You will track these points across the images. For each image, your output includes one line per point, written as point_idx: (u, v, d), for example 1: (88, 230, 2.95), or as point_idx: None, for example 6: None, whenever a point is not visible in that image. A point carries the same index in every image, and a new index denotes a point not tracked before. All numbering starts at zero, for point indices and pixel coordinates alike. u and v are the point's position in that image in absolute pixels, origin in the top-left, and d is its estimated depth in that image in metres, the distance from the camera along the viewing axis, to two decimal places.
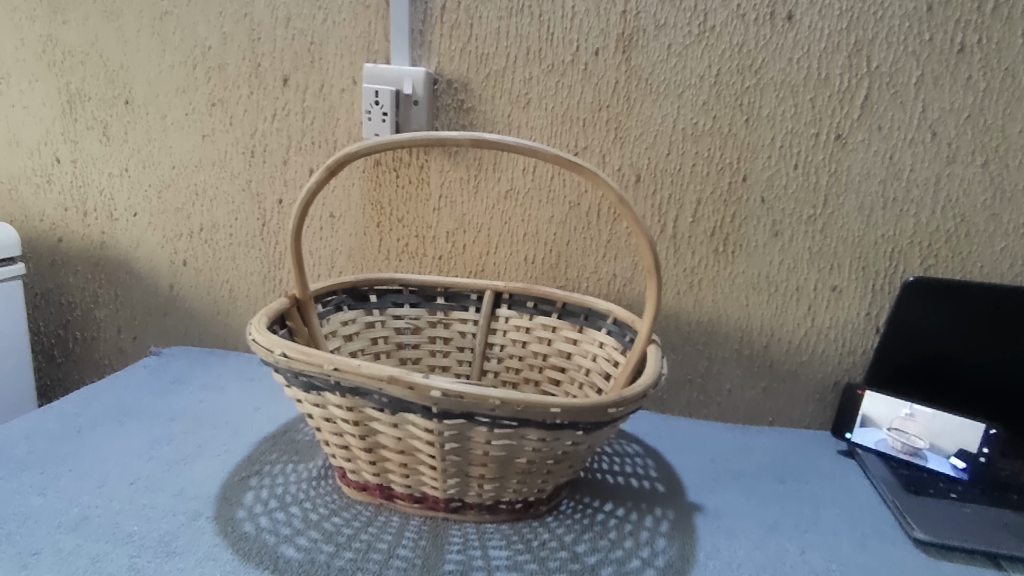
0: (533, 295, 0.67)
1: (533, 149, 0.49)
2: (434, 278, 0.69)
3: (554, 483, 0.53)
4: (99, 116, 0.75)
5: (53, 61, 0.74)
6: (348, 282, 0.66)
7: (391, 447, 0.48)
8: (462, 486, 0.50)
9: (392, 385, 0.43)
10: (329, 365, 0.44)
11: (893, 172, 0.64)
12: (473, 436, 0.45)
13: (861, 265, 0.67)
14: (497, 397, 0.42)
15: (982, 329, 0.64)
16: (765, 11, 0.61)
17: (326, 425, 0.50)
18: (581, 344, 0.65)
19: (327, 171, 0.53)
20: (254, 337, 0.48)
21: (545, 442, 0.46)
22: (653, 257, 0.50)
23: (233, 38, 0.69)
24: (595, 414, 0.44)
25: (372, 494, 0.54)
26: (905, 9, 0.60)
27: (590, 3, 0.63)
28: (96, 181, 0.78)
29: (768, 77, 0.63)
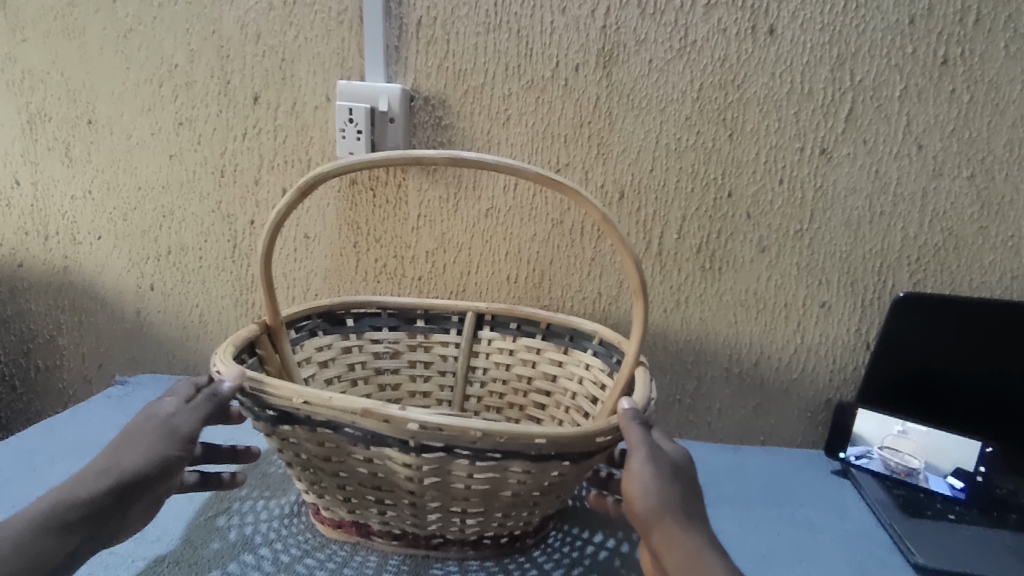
0: (516, 316, 0.64)
1: (512, 167, 0.47)
2: (413, 300, 0.66)
3: (541, 515, 0.50)
4: (61, 135, 0.71)
5: (10, 79, 0.70)
6: (324, 306, 0.62)
7: (367, 482, 0.45)
8: (443, 522, 0.47)
9: (367, 418, 0.40)
10: (299, 399, 0.41)
11: (879, 186, 0.63)
12: (453, 470, 0.42)
13: (850, 280, 0.66)
14: (478, 429, 0.39)
15: (976, 343, 0.63)
16: (747, 24, 0.60)
17: (297, 460, 0.46)
18: (566, 366, 0.63)
19: (299, 192, 0.51)
20: (218, 369, 0.45)
21: (531, 474, 0.43)
22: (639, 277, 0.48)
23: (201, 56, 0.66)
24: (583, 444, 0.41)
25: (348, 532, 0.51)
26: (888, 22, 0.59)
27: (569, 17, 0.62)
28: (58, 205, 0.74)
29: (752, 91, 0.62)
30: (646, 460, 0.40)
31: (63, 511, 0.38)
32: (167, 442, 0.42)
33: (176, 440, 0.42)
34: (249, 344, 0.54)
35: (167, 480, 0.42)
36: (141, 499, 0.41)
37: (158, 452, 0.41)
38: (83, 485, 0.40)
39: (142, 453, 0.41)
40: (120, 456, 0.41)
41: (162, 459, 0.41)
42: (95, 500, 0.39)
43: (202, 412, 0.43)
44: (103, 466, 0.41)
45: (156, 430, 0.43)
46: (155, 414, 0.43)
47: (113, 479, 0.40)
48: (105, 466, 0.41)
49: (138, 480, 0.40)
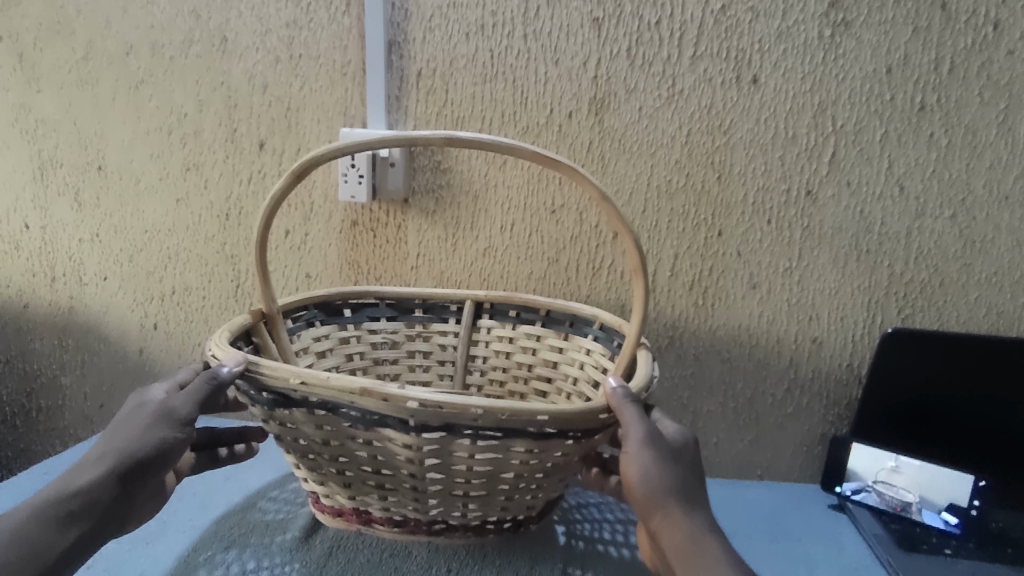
0: (515, 303, 0.65)
1: (509, 146, 0.48)
2: (411, 290, 0.66)
3: (544, 498, 0.51)
4: (71, 182, 0.73)
5: (24, 128, 0.72)
6: (320, 296, 0.63)
7: (368, 466, 0.46)
8: (445, 505, 0.48)
9: (365, 398, 0.41)
10: (297, 379, 0.42)
11: (864, 226, 0.65)
12: (455, 450, 0.43)
13: (840, 316, 0.67)
14: (478, 407, 0.40)
15: (966, 371, 0.64)
16: (731, 74, 0.62)
17: (296, 444, 0.47)
18: (567, 353, 0.63)
19: (292, 177, 0.52)
20: (213, 353, 0.47)
21: (532, 454, 0.44)
22: (638, 255, 0.49)
23: (209, 105, 0.68)
24: (585, 421, 0.42)
25: (349, 520, 0.53)
26: (865, 72, 0.61)
27: (562, 68, 0.64)
28: (66, 247, 0.76)
29: (738, 136, 0.63)
30: (643, 446, 0.42)
31: (65, 501, 0.41)
32: (161, 426, 0.44)
33: (173, 422, 0.44)
34: (244, 332, 0.56)
35: (169, 462, 0.44)
36: (143, 482, 0.43)
37: (155, 435, 0.43)
38: (83, 473, 0.42)
39: (139, 438, 0.43)
40: (116, 442, 0.43)
41: (160, 442, 0.43)
42: (96, 487, 0.42)
43: (198, 393, 0.44)
44: (100, 455, 0.43)
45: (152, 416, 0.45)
46: (149, 402, 0.46)
47: (109, 466, 0.42)
48: (103, 455, 0.43)
49: (137, 462, 0.43)
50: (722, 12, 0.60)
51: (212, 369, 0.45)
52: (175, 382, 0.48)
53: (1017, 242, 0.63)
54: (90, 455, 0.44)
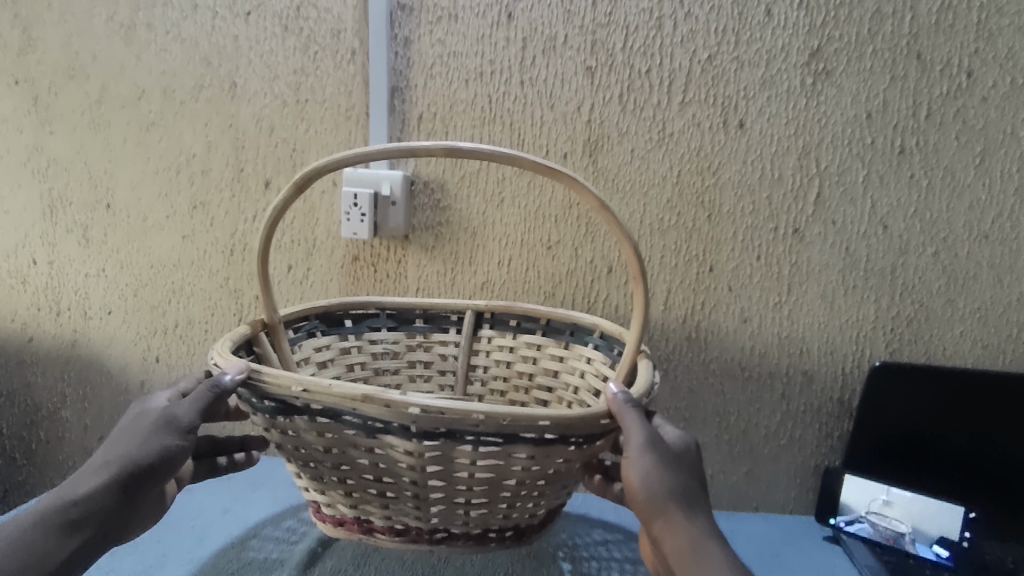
0: (516, 313, 0.66)
1: (509, 157, 0.49)
2: (412, 300, 0.67)
3: (547, 507, 0.50)
4: (79, 219, 0.75)
5: (36, 168, 0.74)
6: (321, 307, 0.64)
7: (369, 474, 0.46)
8: (446, 514, 0.47)
9: (366, 404, 0.41)
10: (298, 387, 0.42)
11: (850, 262, 0.66)
12: (456, 457, 0.43)
13: (830, 350, 0.69)
14: (480, 412, 0.40)
15: (960, 410, 0.65)
16: (718, 119, 0.64)
17: (297, 454, 0.47)
18: (568, 361, 0.64)
19: (294, 187, 0.52)
20: (215, 362, 0.48)
21: (535, 461, 0.44)
22: (638, 262, 0.50)
23: (217, 147, 0.70)
24: (586, 426, 0.43)
25: (349, 531, 0.50)
26: (846, 117, 0.63)
27: (557, 112, 0.66)
28: (72, 282, 0.77)
29: (726, 176, 0.66)
30: (644, 451, 0.43)
31: (65, 510, 0.41)
32: (164, 434, 0.44)
33: (176, 429, 0.44)
34: (245, 342, 0.56)
35: (171, 470, 0.44)
36: (145, 490, 0.43)
37: (157, 442, 0.44)
38: (85, 480, 0.42)
39: (141, 444, 0.43)
40: (119, 448, 0.43)
41: (162, 449, 0.44)
42: (96, 496, 0.42)
43: (201, 400, 0.45)
44: (102, 461, 0.43)
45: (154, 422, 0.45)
46: (151, 409, 0.46)
47: (110, 474, 0.42)
48: (104, 461, 0.43)
49: (138, 470, 0.43)
50: (708, 62, 0.63)
51: (214, 376, 0.46)
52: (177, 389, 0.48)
53: (998, 278, 0.65)
54: (91, 462, 0.44)
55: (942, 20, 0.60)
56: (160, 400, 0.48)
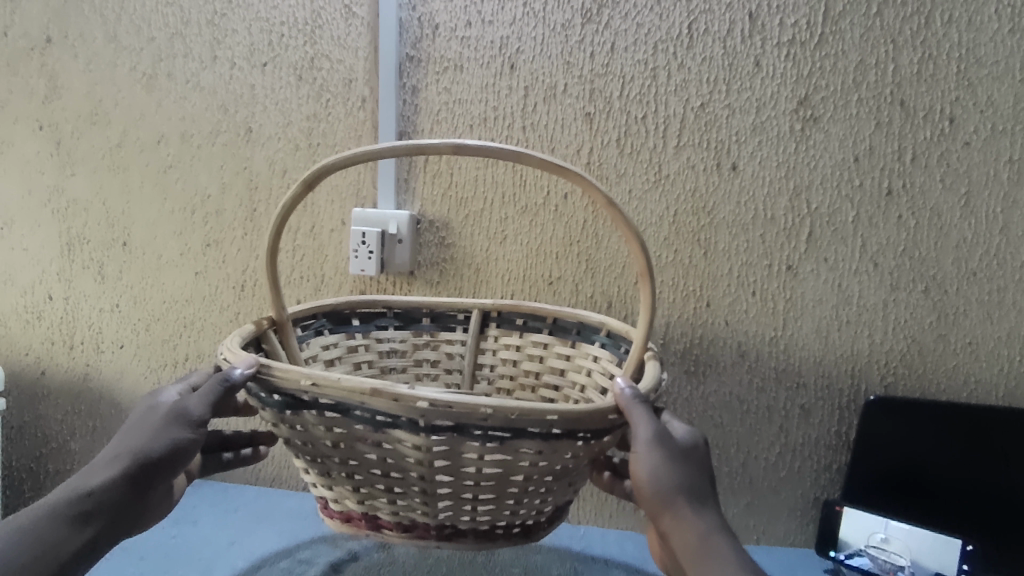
0: (522, 312, 0.66)
1: (516, 155, 0.49)
2: (418, 299, 0.67)
3: (555, 504, 0.50)
4: (96, 256, 0.77)
5: (56, 208, 0.77)
6: (329, 306, 0.64)
7: (376, 470, 0.45)
8: (454, 510, 0.47)
9: (375, 398, 0.41)
10: (307, 380, 0.43)
11: (843, 298, 0.68)
12: (464, 452, 0.43)
13: (826, 384, 0.70)
14: (488, 406, 0.40)
15: (971, 461, 0.66)
16: (712, 161, 0.67)
17: (305, 449, 0.47)
18: (574, 359, 0.64)
19: (303, 185, 0.53)
20: (223, 356, 0.48)
21: (542, 456, 0.44)
22: (645, 259, 0.51)
23: (231, 188, 0.73)
24: (595, 420, 0.43)
25: (357, 527, 0.49)
26: (835, 160, 0.65)
27: (557, 155, 0.69)
28: (86, 317, 0.79)
29: (721, 216, 0.68)
30: (652, 448, 0.44)
31: (79, 501, 0.43)
32: (174, 428, 0.45)
33: (186, 423, 0.46)
34: (253, 339, 0.57)
35: (181, 462, 0.46)
36: (156, 481, 0.45)
37: (168, 436, 0.45)
38: (97, 473, 0.44)
39: (153, 437, 0.45)
40: (129, 442, 0.45)
41: (173, 442, 0.45)
42: (109, 487, 0.43)
43: (210, 394, 0.46)
44: (114, 454, 0.45)
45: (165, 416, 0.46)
46: (162, 403, 0.47)
47: (121, 467, 0.44)
48: (117, 453, 0.45)
49: (149, 463, 0.44)
50: (701, 109, 0.66)
51: (223, 371, 0.47)
52: (188, 383, 0.50)
53: (988, 314, 0.66)
54: (104, 453, 0.46)
55: (923, 70, 0.62)
56: (170, 392, 0.49)
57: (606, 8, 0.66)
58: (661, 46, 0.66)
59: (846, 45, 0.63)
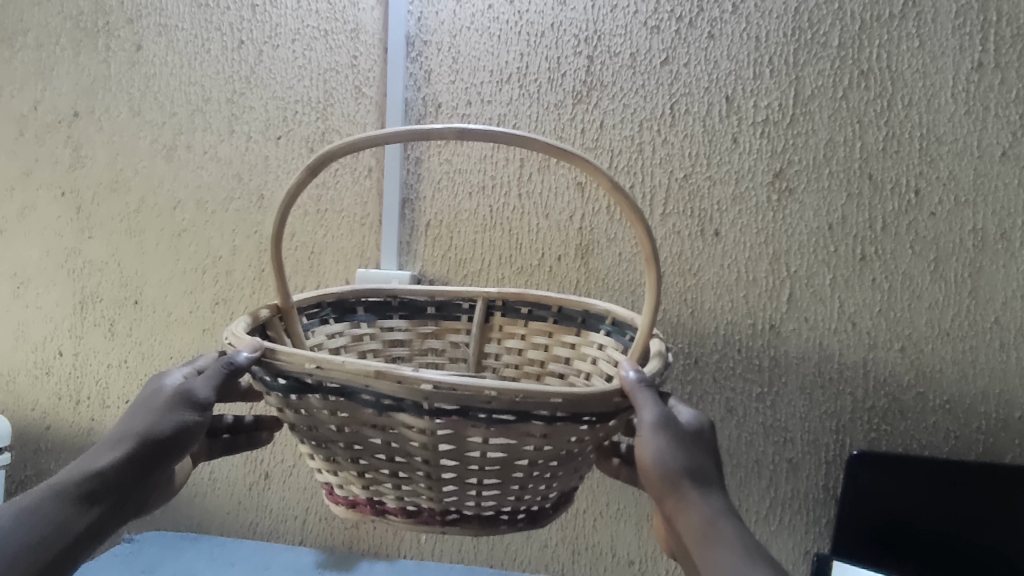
0: (527, 301, 0.66)
1: (522, 139, 0.48)
2: (423, 288, 0.67)
3: (560, 489, 0.50)
4: (107, 314, 0.80)
5: (72, 268, 0.81)
6: (334, 294, 0.63)
7: (381, 454, 0.46)
8: (459, 495, 0.47)
9: (380, 380, 0.41)
10: (311, 364, 0.43)
11: (825, 355, 0.71)
12: (469, 436, 0.43)
13: (811, 439, 0.73)
14: (492, 389, 0.40)
15: (949, 504, 0.66)
16: (696, 228, 0.72)
17: (311, 436, 0.47)
18: (579, 348, 0.63)
19: (306, 171, 0.51)
20: (230, 340, 0.48)
21: (547, 440, 0.44)
22: (651, 245, 0.49)
23: (242, 250, 0.77)
24: (600, 404, 0.43)
25: (362, 512, 0.50)
26: (810, 227, 0.70)
27: (551, 220, 0.73)
28: (94, 372, 0.82)
29: (706, 277, 0.72)
30: (656, 431, 0.44)
31: (84, 482, 0.42)
32: (180, 410, 0.46)
33: (193, 405, 0.46)
34: (260, 326, 0.57)
35: (187, 443, 0.46)
36: (162, 463, 0.45)
37: (175, 417, 0.45)
38: (102, 455, 0.44)
39: (159, 419, 0.45)
40: (135, 424, 0.45)
41: (180, 423, 0.45)
42: (115, 468, 0.43)
43: (217, 376, 0.46)
44: (120, 436, 0.45)
45: (170, 400, 0.46)
46: (167, 387, 0.47)
47: (127, 448, 0.44)
48: (123, 435, 0.45)
49: (154, 444, 0.44)
50: (685, 180, 0.71)
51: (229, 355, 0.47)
52: (193, 366, 0.50)
53: (962, 372, 0.68)
54: (110, 434, 0.45)
55: (888, 147, 0.68)
56: (175, 375, 0.49)
57: (595, 90, 0.72)
58: (646, 124, 0.71)
59: (816, 125, 0.69)
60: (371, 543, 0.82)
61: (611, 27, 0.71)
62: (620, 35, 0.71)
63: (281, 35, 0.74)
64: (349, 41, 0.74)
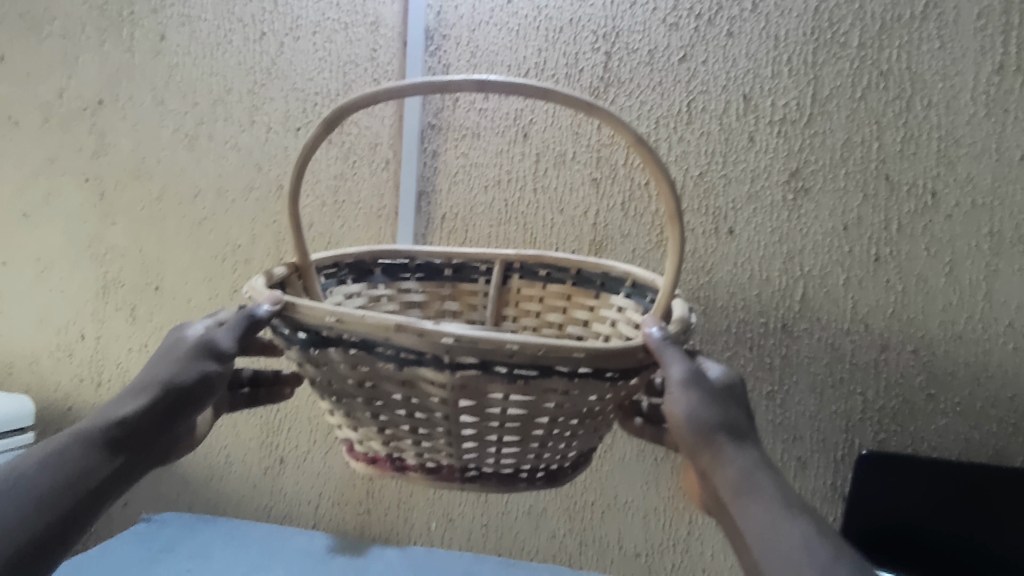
0: (545, 263, 0.66)
1: (544, 91, 0.46)
2: (439, 249, 0.67)
3: (578, 448, 0.50)
4: (128, 299, 0.82)
5: (96, 253, 0.82)
6: (352, 255, 0.64)
7: (401, 410, 0.46)
8: (479, 452, 0.47)
9: (400, 333, 0.41)
10: (331, 317, 0.43)
11: (836, 355, 0.71)
12: (490, 392, 0.43)
13: (820, 437, 0.73)
14: (514, 343, 0.40)
15: (961, 513, 0.66)
16: (710, 226, 0.72)
17: (330, 392, 0.48)
18: (599, 310, 0.64)
19: (322, 127, 0.49)
20: (249, 293, 0.49)
21: (568, 397, 0.44)
22: (674, 202, 0.49)
23: (261, 239, 0.78)
24: (621, 362, 0.43)
25: (381, 468, 0.51)
26: (825, 228, 0.70)
27: (566, 216, 0.74)
28: (115, 355, 0.84)
29: (719, 275, 0.73)
30: (685, 386, 0.43)
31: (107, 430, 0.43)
32: (202, 362, 0.46)
33: (215, 356, 0.46)
34: (279, 284, 0.55)
35: (210, 394, 0.46)
36: (185, 413, 0.45)
37: (197, 368, 0.46)
38: (125, 403, 0.44)
39: (181, 369, 0.45)
40: (158, 373, 0.45)
41: (202, 373, 0.46)
42: (137, 417, 0.44)
43: (239, 328, 0.46)
44: (142, 385, 0.45)
45: (192, 350, 0.46)
46: (188, 336, 0.47)
47: (149, 398, 0.44)
48: (145, 384, 0.45)
49: (176, 394, 0.45)
50: (700, 177, 0.72)
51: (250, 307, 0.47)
52: (214, 318, 0.49)
53: (974, 375, 0.68)
54: (133, 383, 0.46)
55: (905, 148, 0.67)
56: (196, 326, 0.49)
57: (612, 87, 0.72)
58: (663, 121, 0.71)
59: (833, 125, 0.68)
60: (382, 528, 0.84)
61: (630, 24, 0.71)
62: (639, 31, 0.71)
63: (302, 28, 0.75)
64: (369, 33, 0.74)
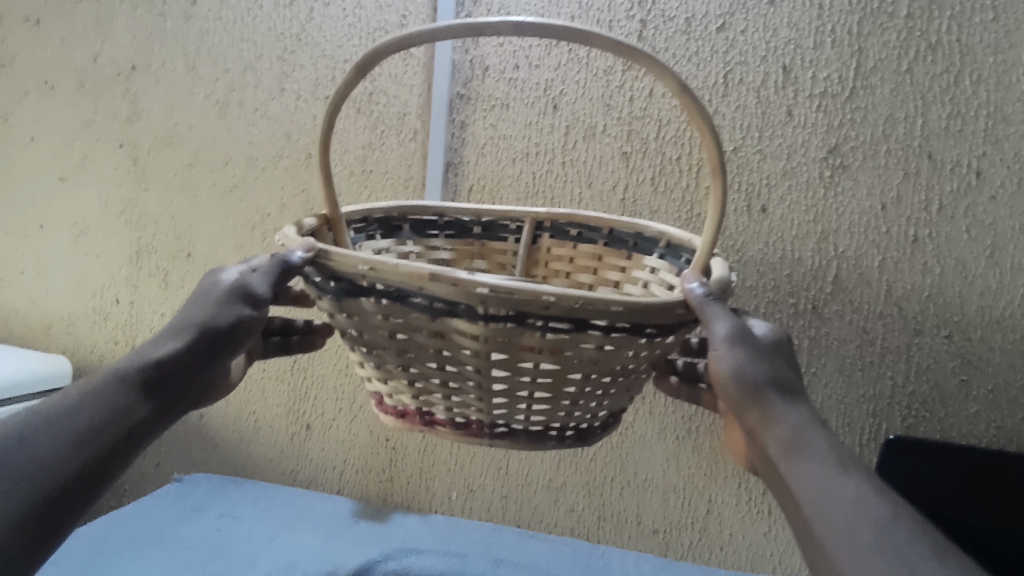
0: (576, 222, 0.66)
1: (582, 34, 0.45)
2: (468, 206, 0.66)
3: (608, 407, 0.50)
4: (161, 265, 0.84)
5: (130, 219, 0.84)
6: (381, 210, 0.63)
7: (433, 363, 0.46)
8: (509, 408, 0.47)
9: (435, 283, 0.41)
10: (365, 266, 0.43)
11: (867, 338, 0.70)
12: (523, 345, 0.43)
13: (847, 421, 0.72)
14: (550, 294, 0.40)
15: (994, 503, 0.64)
16: (742, 203, 0.71)
17: (363, 343, 0.48)
18: (631, 271, 0.63)
19: (355, 71, 0.49)
20: (283, 241, 0.49)
21: (602, 352, 0.44)
22: (717, 154, 0.47)
23: (289, 208, 0.78)
24: (659, 317, 0.42)
25: (410, 422, 0.51)
26: (862, 207, 0.68)
27: (594, 190, 0.73)
28: (148, 319, 0.86)
29: (749, 254, 0.71)
30: (730, 345, 0.43)
31: (145, 370, 0.44)
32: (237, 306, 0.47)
33: (250, 301, 0.47)
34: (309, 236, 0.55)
35: (244, 338, 0.48)
36: (221, 355, 0.47)
37: (232, 312, 0.47)
38: (164, 344, 0.46)
39: (217, 312, 0.47)
40: (195, 316, 0.46)
41: (237, 317, 0.47)
42: (174, 357, 0.45)
43: (273, 273, 0.47)
44: (179, 326, 0.46)
45: (227, 294, 0.47)
46: (223, 281, 0.48)
47: (186, 339, 0.46)
48: (182, 326, 0.46)
49: (211, 336, 0.46)
50: (733, 153, 0.70)
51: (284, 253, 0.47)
52: (248, 264, 0.50)
53: (1010, 363, 0.66)
54: (171, 324, 0.47)
55: (951, 125, 0.65)
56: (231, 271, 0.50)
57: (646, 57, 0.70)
58: (697, 93, 0.70)
59: (876, 99, 0.66)
60: (403, 496, 0.85)
61: None
62: None
63: None
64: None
